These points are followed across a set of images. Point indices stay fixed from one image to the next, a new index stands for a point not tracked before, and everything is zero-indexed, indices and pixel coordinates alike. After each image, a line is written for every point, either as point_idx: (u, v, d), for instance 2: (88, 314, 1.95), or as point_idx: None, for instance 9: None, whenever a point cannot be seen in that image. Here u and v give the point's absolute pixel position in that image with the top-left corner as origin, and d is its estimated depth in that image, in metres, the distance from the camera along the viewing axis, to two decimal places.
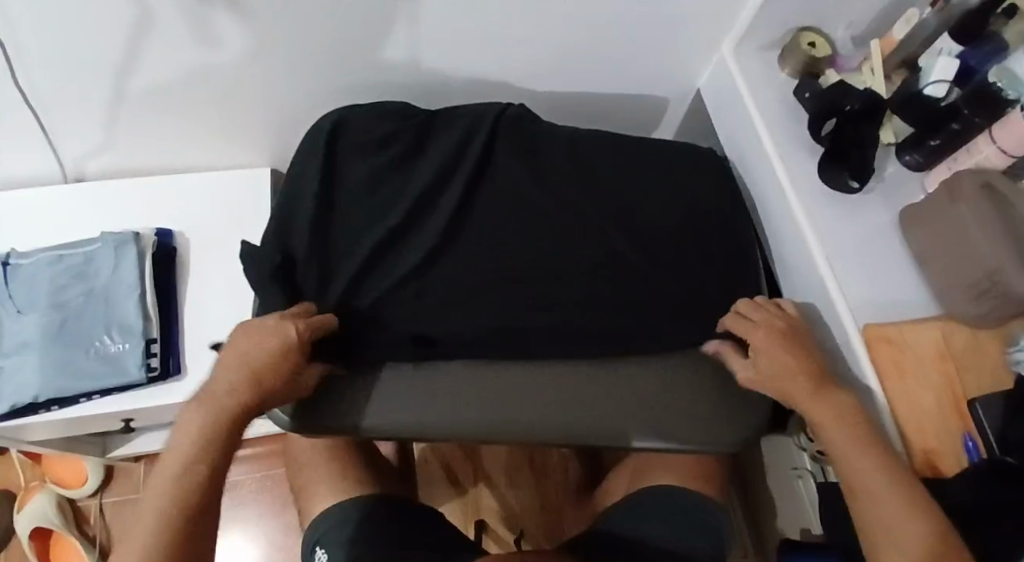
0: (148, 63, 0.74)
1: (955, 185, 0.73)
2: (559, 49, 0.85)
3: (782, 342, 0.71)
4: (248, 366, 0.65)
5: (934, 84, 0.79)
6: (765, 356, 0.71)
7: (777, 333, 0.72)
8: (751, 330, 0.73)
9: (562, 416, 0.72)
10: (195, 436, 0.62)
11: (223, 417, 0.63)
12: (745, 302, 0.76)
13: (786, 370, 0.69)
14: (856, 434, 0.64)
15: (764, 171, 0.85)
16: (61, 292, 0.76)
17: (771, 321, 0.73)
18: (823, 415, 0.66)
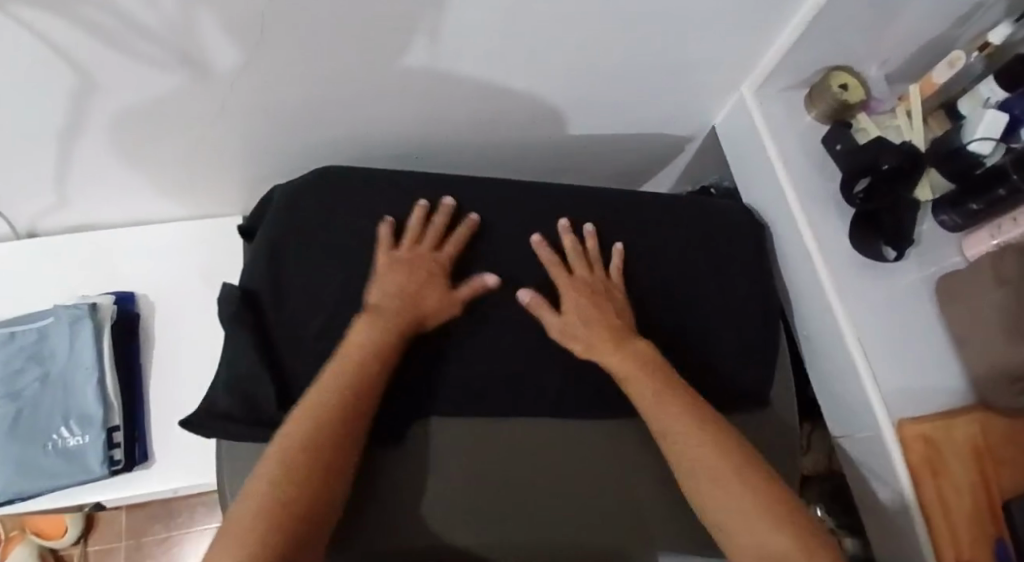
0: (101, 125, 0.65)
1: (1001, 262, 0.66)
2: (562, 95, 0.76)
3: (596, 302, 0.69)
4: (405, 288, 0.66)
5: (978, 142, 0.71)
6: (570, 304, 0.69)
7: (587, 291, 0.70)
8: (562, 281, 0.70)
9: (559, 529, 0.66)
10: (329, 397, 0.58)
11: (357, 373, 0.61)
12: (564, 236, 0.73)
13: (598, 327, 0.68)
14: (670, 403, 0.63)
15: (788, 232, 0.78)
16: (13, 378, 0.69)
17: (586, 277, 0.71)
18: (643, 395, 0.65)
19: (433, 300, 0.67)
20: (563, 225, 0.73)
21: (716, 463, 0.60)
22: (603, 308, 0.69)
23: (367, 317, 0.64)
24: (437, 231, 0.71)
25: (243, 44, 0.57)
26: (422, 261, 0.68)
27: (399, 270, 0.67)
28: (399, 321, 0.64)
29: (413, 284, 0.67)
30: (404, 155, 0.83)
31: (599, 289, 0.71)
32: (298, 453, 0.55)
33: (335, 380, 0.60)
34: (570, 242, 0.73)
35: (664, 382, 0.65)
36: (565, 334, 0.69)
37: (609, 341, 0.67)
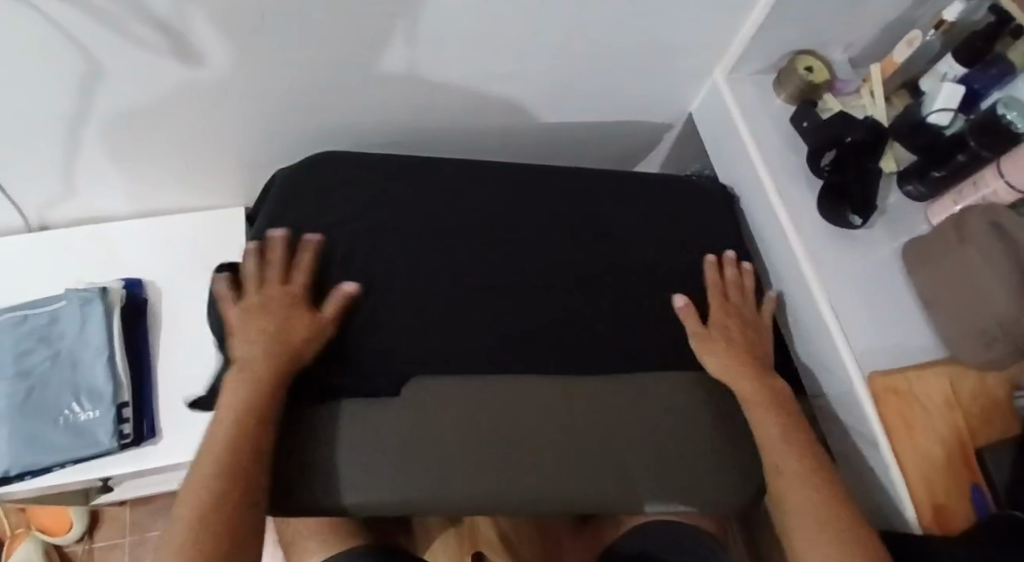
0: (107, 112, 0.69)
1: (963, 223, 0.70)
2: (543, 81, 0.81)
3: (742, 333, 0.75)
4: (274, 322, 0.65)
5: (938, 113, 0.74)
6: (717, 327, 0.75)
7: (738, 324, 0.76)
8: (711, 301, 0.77)
9: (556, 478, 0.66)
10: (229, 419, 0.60)
11: (247, 400, 0.61)
12: (728, 269, 0.79)
13: (730, 351, 0.73)
14: (791, 437, 0.68)
15: (761, 206, 0.82)
16: (25, 358, 0.72)
17: (735, 300, 0.78)
18: (766, 433, 0.68)
19: (295, 338, 0.65)
20: (728, 255, 0.80)
21: (784, 450, 0.67)
22: (748, 331, 0.76)
23: (236, 372, 0.63)
24: (280, 258, 0.69)
25: (239, 29, 0.62)
26: (282, 294, 0.67)
27: (252, 313, 0.66)
28: (266, 368, 0.62)
29: (275, 326, 0.64)
30: (394, 143, 0.87)
31: (749, 322, 0.77)
32: (209, 486, 0.57)
33: (251, 375, 0.62)
34: (710, 284, 0.78)
35: (764, 387, 0.71)
36: (705, 348, 0.73)
37: (752, 365, 0.73)
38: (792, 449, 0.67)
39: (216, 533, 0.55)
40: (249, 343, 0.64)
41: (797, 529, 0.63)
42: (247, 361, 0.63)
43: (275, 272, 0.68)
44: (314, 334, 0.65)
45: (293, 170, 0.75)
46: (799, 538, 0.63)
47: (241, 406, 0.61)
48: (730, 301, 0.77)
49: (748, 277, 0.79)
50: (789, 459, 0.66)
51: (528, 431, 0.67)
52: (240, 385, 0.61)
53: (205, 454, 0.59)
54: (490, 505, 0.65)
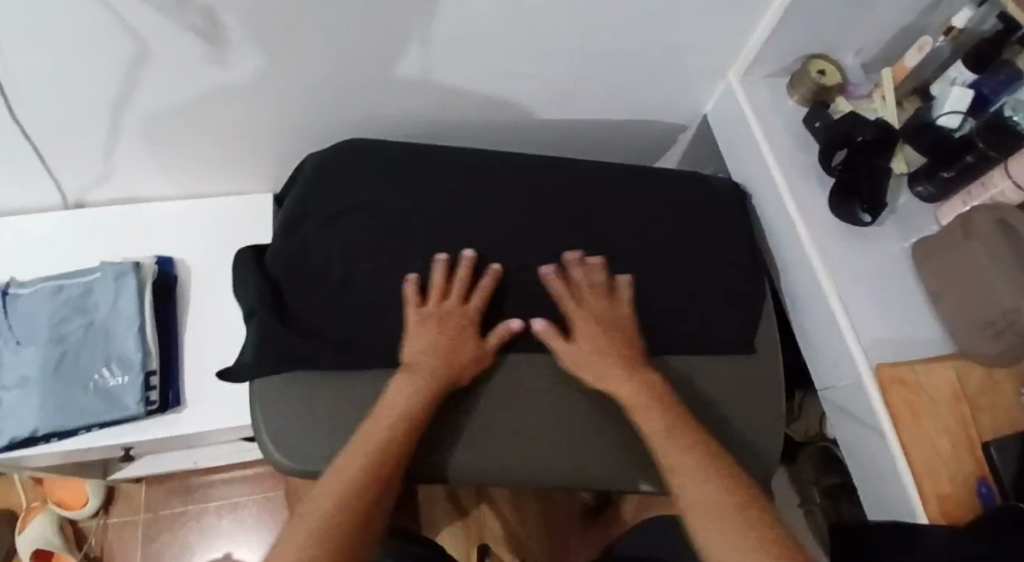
0: (149, 95, 0.73)
1: (970, 220, 0.71)
2: (563, 78, 0.84)
3: (601, 328, 0.72)
4: (433, 342, 0.69)
5: (947, 115, 0.76)
6: (585, 336, 0.72)
7: (596, 318, 0.73)
8: (574, 311, 0.73)
9: (555, 456, 0.70)
10: (385, 424, 0.63)
11: (409, 409, 0.64)
12: (575, 269, 0.76)
13: (595, 358, 0.70)
14: (676, 438, 0.65)
15: (772, 203, 0.84)
16: (61, 325, 0.75)
17: (588, 303, 0.74)
18: (652, 422, 0.66)
19: (463, 357, 0.69)
20: (571, 257, 0.76)
21: (670, 450, 0.64)
22: (610, 335, 0.72)
23: (406, 376, 0.66)
24: (463, 283, 0.73)
25: (279, 19, 0.66)
26: (449, 312, 0.71)
27: (431, 328, 0.70)
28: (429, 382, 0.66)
29: (430, 341, 0.69)
30: (414, 133, 0.91)
31: (619, 318, 0.74)
32: (343, 489, 0.58)
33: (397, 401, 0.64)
34: (565, 288, 0.75)
35: (646, 388, 0.69)
36: (580, 363, 0.71)
37: (624, 366, 0.70)
38: (676, 441, 0.64)
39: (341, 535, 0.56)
40: (408, 354, 0.68)
41: (697, 517, 0.59)
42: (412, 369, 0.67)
43: (458, 289, 0.72)
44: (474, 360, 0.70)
45: (322, 152, 0.78)
46: (699, 527, 0.59)
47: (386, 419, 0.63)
48: (619, 304, 0.75)
49: (597, 281, 0.75)
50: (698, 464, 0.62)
51: (530, 412, 0.71)
52: (403, 393, 0.65)
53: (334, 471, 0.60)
54: (497, 479, 0.69)
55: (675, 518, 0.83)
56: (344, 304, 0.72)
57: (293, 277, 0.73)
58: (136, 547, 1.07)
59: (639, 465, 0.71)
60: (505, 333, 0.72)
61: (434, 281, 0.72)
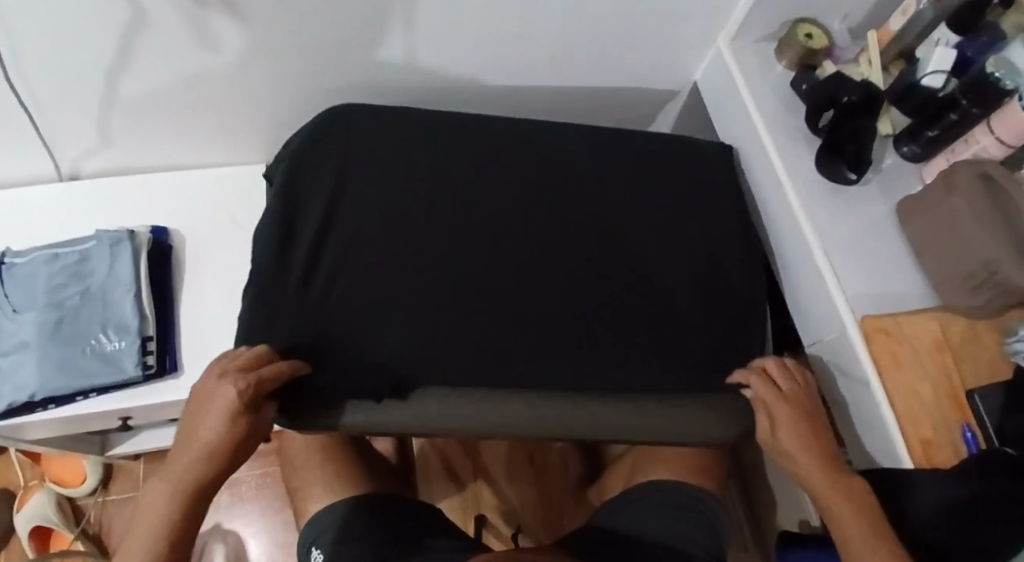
0: (145, 64, 0.74)
1: (952, 175, 0.72)
2: (554, 46, 0.85)
3: (800, 421, 0.71)
4: (201, 428, 0.64)
5: (930, 75, 0.77)
6: (789, 436, 0.70)
7: (798, 412, 0.71)
8: (771, 396, 0.72)
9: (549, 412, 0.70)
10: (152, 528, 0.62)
11: (172, 514, 0.63)
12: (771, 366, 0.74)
13: (803, 450, 0.69)
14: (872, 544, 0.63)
15: (762, 165, 0.85)
16: (57, 291, 0.76)
17: (796, 396, 0.72)
18: (844, 521, 0.65)
19: (218, 436, 0.63)
20: (784, 363, 0.75)
21: (868, 545, 0.62)
22: (813, 427, 0.71)
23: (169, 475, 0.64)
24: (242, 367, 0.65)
25: None
26: (215, 397, 0.64)
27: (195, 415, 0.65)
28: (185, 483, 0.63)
29: (198, 428, 0.64)
30: (407, 102, 0.92)
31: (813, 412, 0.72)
32: None
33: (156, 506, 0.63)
34: (761, 384, 0.73)
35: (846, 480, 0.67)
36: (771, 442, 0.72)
37: (823, 459, 0.69)
38: (872, 541, 0.63)
39: None
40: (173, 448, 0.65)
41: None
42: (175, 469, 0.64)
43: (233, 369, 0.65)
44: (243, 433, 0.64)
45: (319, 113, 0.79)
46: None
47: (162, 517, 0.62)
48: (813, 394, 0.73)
49: (794, 369, 0.75)
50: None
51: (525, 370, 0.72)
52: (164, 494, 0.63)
53: None
54: (492, 432, 0.71)
55: (665, 483, 0.85)
56: (349, 262, 0.73)
57: (290, 254, 0.73)
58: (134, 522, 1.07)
59: (630, 419, 0.72)
60: (275, 371, 0.65)
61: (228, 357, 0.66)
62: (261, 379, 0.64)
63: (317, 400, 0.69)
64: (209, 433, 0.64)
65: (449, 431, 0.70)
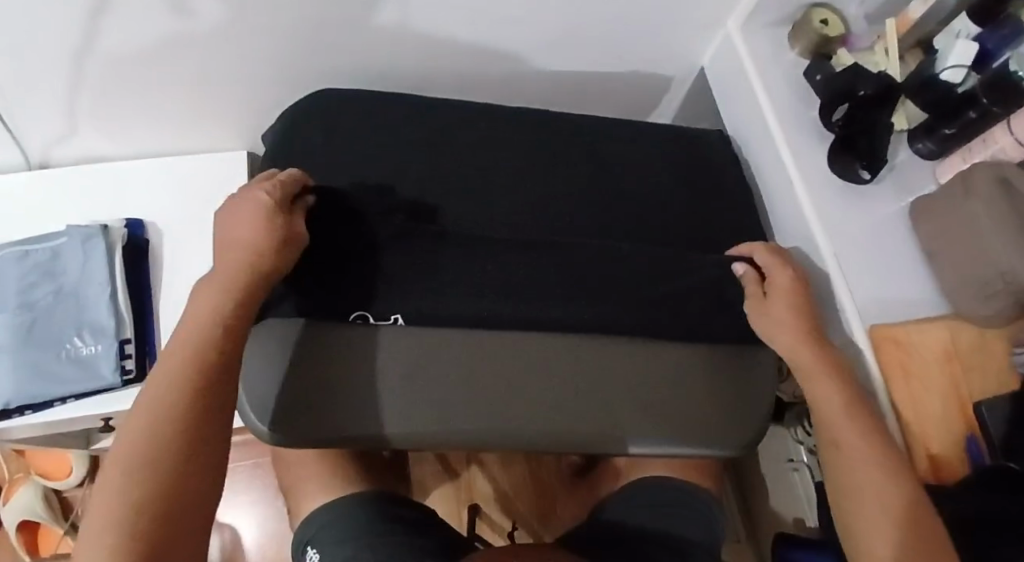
0: (113, 42, 0.68)
1: (970, 176, 0.69)
2: (555, 27, 0.81)
3: (794, 296, 0.71)
4: (241, 236, 0.59)
5: (951, 69, 0.73)
6: (781, 308, 0.71)
7: (795, 287, 0.72)
8: (780, 272, 0.73)
9: (549, 422, 0.67)
10: (192, 350, 0.54)
11: (213, 336, 0.55)
12: (772, 246, 0.76)
13: (793, 320, 0.70)
14: (856, 421, 0.63)
15: (771, 162, 0.81)
16: (28, 292, 0.72)
17: (794, 272, 0.73)
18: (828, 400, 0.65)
19: (257, 242, 0.59)
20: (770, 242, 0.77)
21: (858, 431, 0.63)
22: (805, 297, 0.71)
23: (206, 291, 0.57)
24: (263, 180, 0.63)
25: None
26: (252, 201, 0.60)
27: (225, 226, 0.60)
28: (234, 280, 0.58)
29: (236, 237, 0.59)
30: (400, 87, 0.87)
31: (806, 286, 0.72)
32: (151, 437, 0.50)
33: (196, 327, 0.55)
34: (768, 252, 0.75)
35: (827, 353, 0.67)
36: (759, 309, 0.73)
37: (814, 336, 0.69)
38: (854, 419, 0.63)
39: (170, 496, 0.49)
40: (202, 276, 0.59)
41: (857, 491, 0.61)
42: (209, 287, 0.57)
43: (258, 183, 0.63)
44: (284, 248, 0.60)
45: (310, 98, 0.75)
46: (854, 499, 0.61)
47: (209, 335, 0.55)
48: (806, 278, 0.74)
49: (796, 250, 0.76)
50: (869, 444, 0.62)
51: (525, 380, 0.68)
52: (205, 309, 0.56)
53: (136, 418, 0.51)
54: (492, 445, 0.66)
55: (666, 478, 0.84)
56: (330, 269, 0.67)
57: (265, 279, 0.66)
58: None
59: (632, 426, 0.69)
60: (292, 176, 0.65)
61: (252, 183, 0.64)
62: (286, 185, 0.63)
63: (321, 405, 0.63)
64: (247, 234, 0.59)
65: (440, 447, 0.65)
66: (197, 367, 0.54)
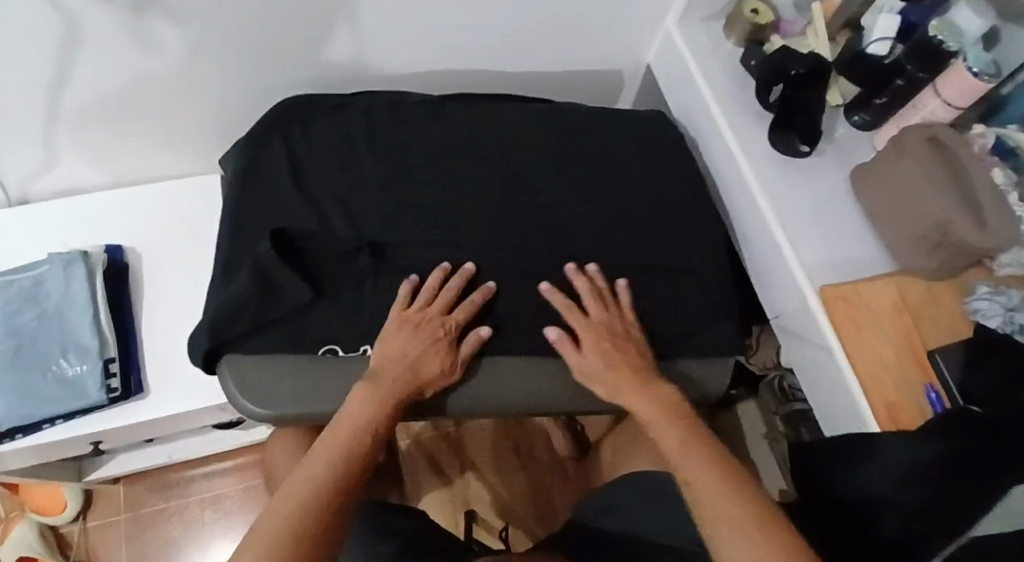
0: (84, 78, 0.72)
1: (901, 141, 0.73)
2: (502, 34, 0.85)
3: (604, 337, 0.72)
4: (413, 341, 0.69)
5: (878, 42, 0.77)
6: (591, 348, 0.71)
7: (597, 330, 0.72)
8: (578, 325, 0.72)
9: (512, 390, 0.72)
10: (355, 431, 0.63)
11: (366, 432, 0.64)
12: (576, 279, 0.75)
13: (604, 366, 0.70)
14: (696, 452, 0.62)
15: (716, 143, 0.85)
16: (12, 319, 0.75)
17: (605, 319, 0.73)
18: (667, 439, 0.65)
19: (420, 362, 0.68)
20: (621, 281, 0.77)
21: (702, 461, 0.62)
22: (620, 346, 0.71)
23: (368, 386, 0.66)
24: (450, 295, 0.72)
25: None
26: (433, 323, 0.70)
27: (404, 331, 0.69)
28: (393, 386, 0.66)
29: (406, 346, 0.68)
30: None
31: (617, 331, 0.73)
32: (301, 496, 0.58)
33: (361, 416, 0.64)
34: (559, 302, 0.73)
35: (651, 389, 0.69)
36: (586, 375, 0.70)
37: (637, 375, 0.70)
38: (687, 451, 0.63)
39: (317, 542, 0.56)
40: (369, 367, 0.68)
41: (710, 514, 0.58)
42: (390, 382, 0.67)
43: (423, 297, 0.71)
44: (445, 355, 0.70)
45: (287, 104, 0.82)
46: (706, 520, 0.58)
47: (366, 415, 0.64)
48: (625, 320, 0.74)
49: (607, 294, 0.75)
50: (711, 470, 0.60)
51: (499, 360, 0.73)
52: (366, 403, 0.65)
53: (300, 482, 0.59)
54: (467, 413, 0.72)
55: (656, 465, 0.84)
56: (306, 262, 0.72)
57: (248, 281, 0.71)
58: (120, 546, 1.08)
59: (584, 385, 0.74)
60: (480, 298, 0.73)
61: (432, 284, 0.72)
62: (460, 318, 0.71)
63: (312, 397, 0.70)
64: (427, 343, 0.69)
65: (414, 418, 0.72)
66: (353, 449, 0.62)
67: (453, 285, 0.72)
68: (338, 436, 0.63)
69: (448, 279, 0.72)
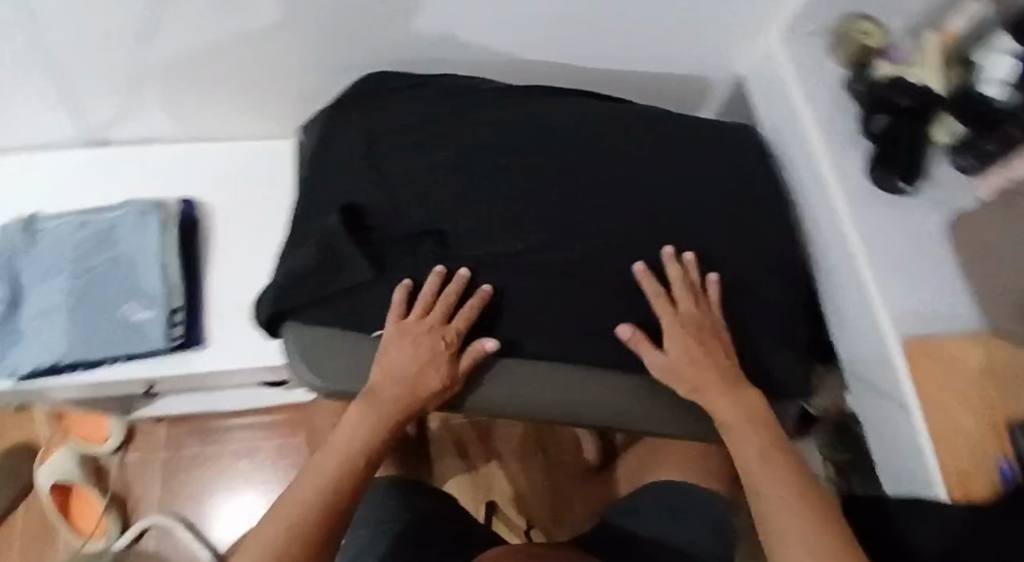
0: (175, 32, 0.72)
1: (1011, 194, 0.69)
2: (593, 28, 0.84)
3: (694, 334, 0.72)
4: (405, 359, 0.68)
5: (990, 84, 0.72)
6: (677, 347, 0.72)
7: (691, 325, 0.73)
8: (665, 320, 0.73)
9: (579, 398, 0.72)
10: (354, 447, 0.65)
11: (365, 447, 0.66)
12: (672, 269, 0.75)
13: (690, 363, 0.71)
14: (775, 466, 0.64)
15: (808, 167, 0.82)
16: (87, 258, 0.77)
17: (697, 315, 0.74)
18: (748, 446, 0.66)
19: (414, 376, 0.69)
20: (690, 258, 0.76)
21: (777, 475, 0.63)
22: (707, 344, 0.72)
23: (367, 402, 0.67)
24: (448, 302, 0.71)
25: None
26: (427, 334, 0.70)
27: (395, 348, 0.69)
28: (390, 405, 0.68)
29: (399, 362, 0.68)
30: None
31: (707, 329, 0.73)
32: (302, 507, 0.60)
33: (359, 434, 0.66)
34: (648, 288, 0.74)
35: (738, 399, 0.70)
36: (668, 374, 0.71)
37: (721, 378, 0.71)
38: (767, 460, 0.65)
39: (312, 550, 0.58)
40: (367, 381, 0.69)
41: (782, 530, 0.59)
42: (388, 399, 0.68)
43: (420, 306, 0.70)
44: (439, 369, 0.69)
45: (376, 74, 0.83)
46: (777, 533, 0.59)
47: (365, 432, 0.66)
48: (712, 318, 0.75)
49: (699, 291, 0.76)
50: (788, 487, 0.62)
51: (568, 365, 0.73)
52: (364, 420, 0.66)
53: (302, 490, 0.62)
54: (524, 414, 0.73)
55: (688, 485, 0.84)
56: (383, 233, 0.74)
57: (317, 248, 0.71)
58: (154, 483, 1.11)
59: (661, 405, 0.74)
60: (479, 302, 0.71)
61: (428, 288, 0.71)
62: (459, 330, 0.70)
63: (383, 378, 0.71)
64: (416, 358, 0.69)
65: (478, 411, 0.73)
66: (349, 464, 0.64)
67: (450, 289, 0.71)
68: (341, 450, 0.65)
69: (437, 279, 0.71)
